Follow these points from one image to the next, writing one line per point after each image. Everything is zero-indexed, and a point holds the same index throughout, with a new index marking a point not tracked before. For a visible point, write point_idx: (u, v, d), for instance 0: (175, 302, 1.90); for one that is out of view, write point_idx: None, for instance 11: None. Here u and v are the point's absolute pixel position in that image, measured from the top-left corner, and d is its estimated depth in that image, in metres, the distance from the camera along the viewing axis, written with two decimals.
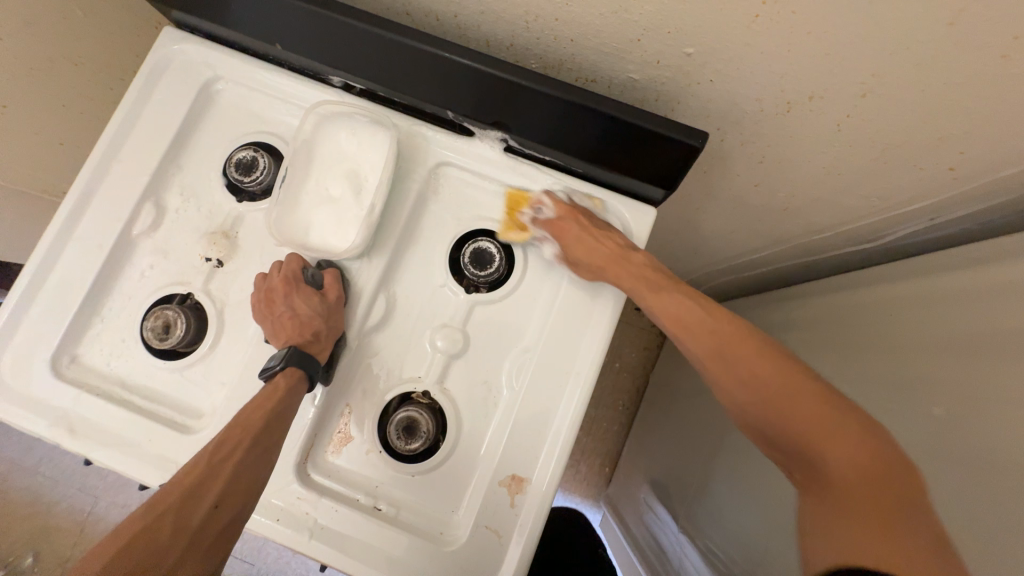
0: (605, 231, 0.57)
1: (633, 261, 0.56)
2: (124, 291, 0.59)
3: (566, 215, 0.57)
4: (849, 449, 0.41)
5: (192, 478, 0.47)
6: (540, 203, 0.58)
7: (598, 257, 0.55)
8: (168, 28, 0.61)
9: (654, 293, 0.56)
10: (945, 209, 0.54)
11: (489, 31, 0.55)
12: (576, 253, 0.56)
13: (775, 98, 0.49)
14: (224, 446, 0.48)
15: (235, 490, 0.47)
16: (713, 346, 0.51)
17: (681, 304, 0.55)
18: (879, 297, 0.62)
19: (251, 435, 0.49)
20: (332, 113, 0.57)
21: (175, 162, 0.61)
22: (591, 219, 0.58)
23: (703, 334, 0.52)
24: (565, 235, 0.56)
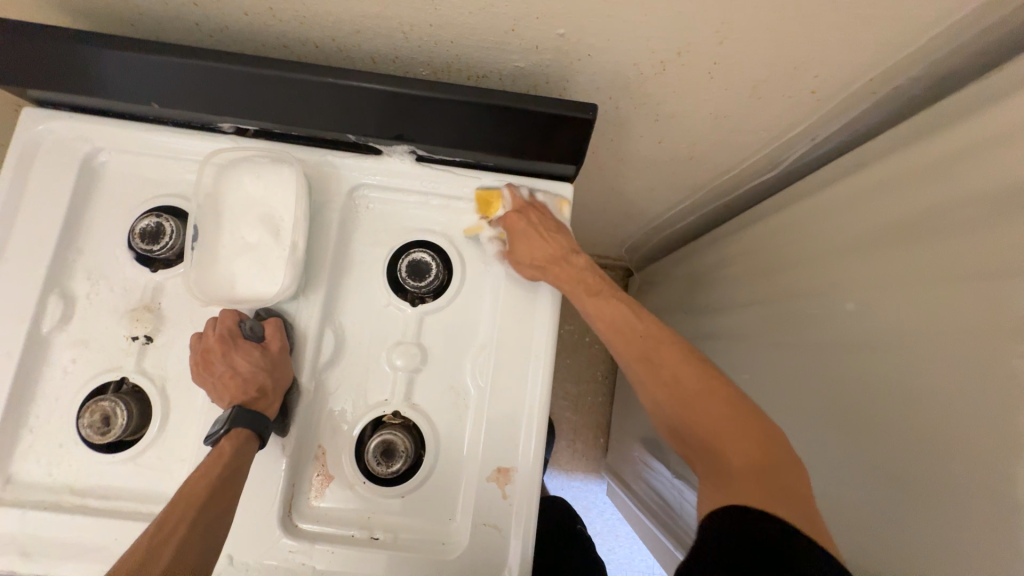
0: (554, 229, 0.58)
1: (572, 262, 0.58)
2: (48, 393, 0.55)
3: (518, 211, 0.58)
4: (740, 444, 0.45)
5: (128, 564, 0.42)
6: (501, 205, 0.59)
7: (539, 253, 0.57)
8: (29, 108, 0.57)
9: (593, 298, 0.58)
10: (820, 127, 0.60)
11: (371, 48, 0.55)
12: (520, 250, 0.57)
13: (649, 60, 0.52)
14: (169, 522, 0.45)
15: (184, 564, 0.44)
16: (640, 350, 0.54)
17: (621, 313, 0.57)
18: (792, 217, 0.68)
19: (195, 508, 0.46)
20: (230, 160, 0.55)
21: (73, 247, 0.57)
22: (543, 216, 0.58)
23: (629, 341, 0.55)
24: (514, 231, 0.57)
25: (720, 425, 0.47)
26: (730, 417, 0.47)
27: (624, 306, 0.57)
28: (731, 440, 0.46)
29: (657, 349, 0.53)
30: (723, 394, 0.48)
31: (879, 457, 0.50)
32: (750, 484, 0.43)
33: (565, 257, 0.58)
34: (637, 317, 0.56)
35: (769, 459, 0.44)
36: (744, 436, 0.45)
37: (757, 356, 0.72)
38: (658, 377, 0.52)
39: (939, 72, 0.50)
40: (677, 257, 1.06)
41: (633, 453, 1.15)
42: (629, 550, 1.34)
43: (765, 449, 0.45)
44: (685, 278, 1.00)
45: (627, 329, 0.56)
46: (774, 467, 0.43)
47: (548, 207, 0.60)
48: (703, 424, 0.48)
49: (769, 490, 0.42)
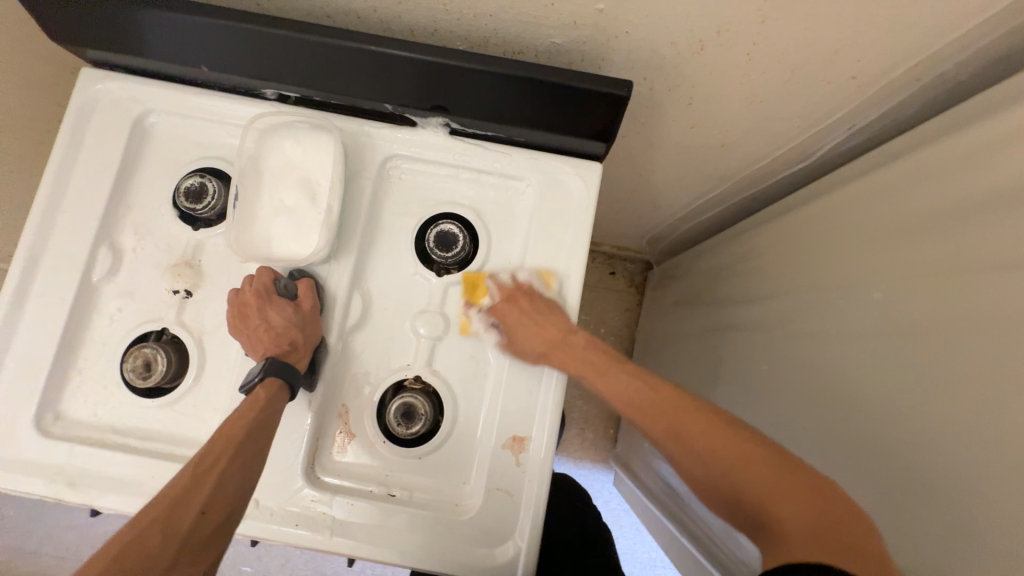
0: (548, 311, 0.57)
1: (572, 342, 0.57)
2: (95, 338, 0.59)
3: (509, 301, 0.58)
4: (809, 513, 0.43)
5: (177, 488, 0.46)
6: (489, 285, 0.59)
7: (539, 341, 0.57)
8: (88, 68, 0.60)
9: (599, 376, 0.56)
10: (859, 116, 0.59)
11: (410, 20, 0.57)
12: (520, 340, 0.57)
13: (687, 39, 0.52)
14: (210, 455, 0.48)
15: (224, 495, 0.47)
16: (664, 425, 0.51)
17: (632, 385, 0.55)
18: (823, 208, 0.66)
19: (237, 442, 0.49)
20: (271, 125, 0.57)
21: (123, 202, 0.61)
22: (533, 300, 0.58)
23: (651, 412, 0.53)
24: (509, 324, 0.57)
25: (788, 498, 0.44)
26: (796, 487, 0.44)
27: (635, 379, 0.55)
28: (786, 499, 0.44)
29: (684, 423, 0.50)
30: (762, 460, 0.46)
31: (900, 449, 0.50)
32: (819, 542, 0.41)
33: (566, 340, 0.57)
34: (651, 387, 0.54)
35: (842, 517, 0.42)
36: (798, 496, 0.43)
37: (778, 349, 0.71)
38: (690, 451, 0.49)
39: (991, 58, 0.48)
40: (699, 249, 1.04)
41: (644, 444, 1.16)
42: (634, 541, 1.35)
43: (817, 497, 0.43)
44: (707, 271, 0.99)
45: (648, 407, 0.53)
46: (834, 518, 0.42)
47: (575, 184, 0.61)
48: (751, 480, 0.45)
49: (839, 547, 0.40)
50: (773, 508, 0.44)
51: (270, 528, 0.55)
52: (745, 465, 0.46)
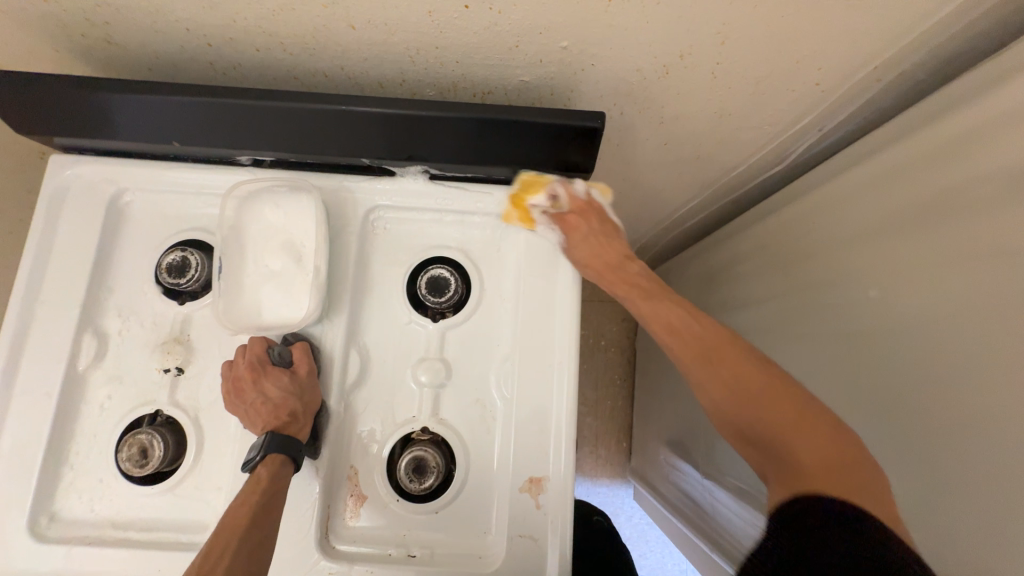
0: (609, 234, 0.61)
1: (627, 266, 0.60)
2: (86, 429, 0.56)
3: (580, 213, 0.60)
4: (815, 440, 0.44)
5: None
6: (551, 189, 0.58)
7: (592, 255, 0.59)
8: (57, 155, 0.59)
9: (643, 297, 0.58)
10: (827, 118, 0.61)
11: (378, 74, 0.57)
12: (577, 247, 0.59)
13: (652, 64, 0.53)
14: (212, 555, 0.46)
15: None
16: (693, 348, 0.52)
17: (675, 313, 0.55)
18: (805, 207, 0.67)
19: (238, 535, 0.47)
20: (250, 192, 0.57)
21: (104, 285, 0.59)
22: (601, 217, 0.61)
23: (685, 341, 0.53)
24: (572, 233, 0.59)
25: (783, 424, 0.46)
26: (807, 419, 0.45)
27: (680, 309, 0.55)
28: (795, 432, 0.45)
29: (718, 351, 0.51)
30: (784, 394, 0.47)
31: (914, 445, 0.50)
32: (828, 474, 0.42)
33: (619, 262, 0.60)
34: (695, 318, 0.54)
35: (851, 450, 0.43)
36: (813, 428, 0.45)
37: (780, 351, 0.71)
38: (722, 381, 0.50)
39: (945, 54, 0.50)
40: (688, 256, 1.05)
41: (659, 455, 1.14)
42: (661, 554, 1.32)
43: (834, 442, 0.44)
44: (699, 276, 1.00)
45: (682, 330, 0.54)
46: (846, 463, 0.42)
47: None
48: (773, 416, 0.46)
49: (847, 479, 0.42)
50: (782, 438, 0.46)
51: None
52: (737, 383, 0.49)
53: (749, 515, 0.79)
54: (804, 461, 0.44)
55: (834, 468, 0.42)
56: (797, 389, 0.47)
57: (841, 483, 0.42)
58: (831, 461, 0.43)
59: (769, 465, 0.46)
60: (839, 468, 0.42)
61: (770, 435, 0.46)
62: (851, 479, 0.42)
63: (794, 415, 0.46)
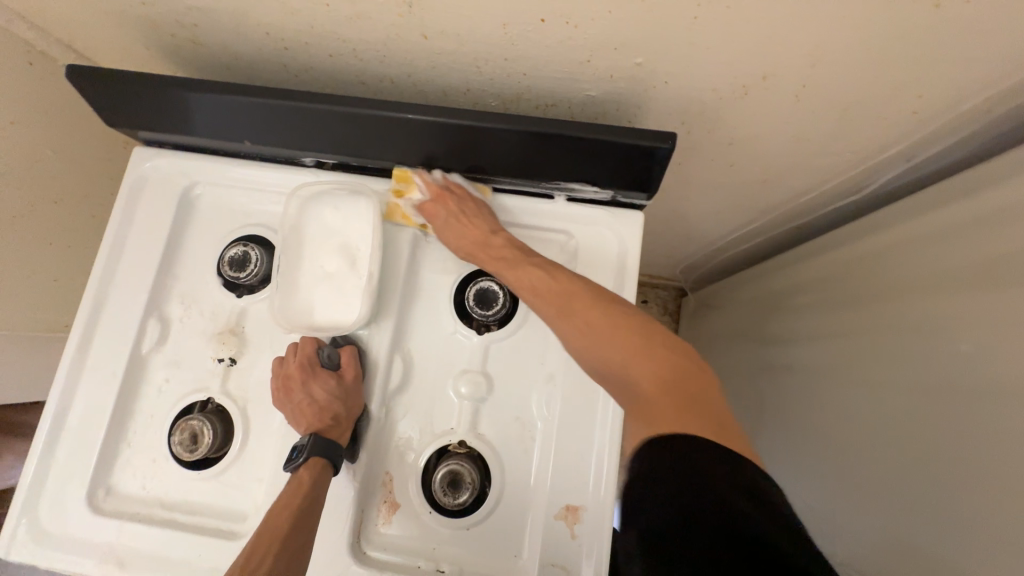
0: (475, 208, 0.58)
1: (493, 241, 0.57)
2: (144, 409, 0.59)
3: (438, 200, 0.57)
4: (656, 368, 0.45)
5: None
6: (416, 185, 0.58)
7: (463, 241, 0.57)
8: (139, 147, 0.63)
9: (510, 268, 0.55)
10: (920, 149, 0.56)
11: (443, 82, 0.57)
12: (447, 235, 0.57)
13: (730, 85, 0.51)
14: (255, 556, 0.46)
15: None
16: (557, 309, 0.51)
17: (536, 274, 0.53)
18: (884, 242, 0.62)
19: (278, 543, 0.47)
20: (312, 193, 0.58)
21: (171, 273, 0.62)
22: (463, 200, 0.57)
23: (543, 298, 0.52)
24: (433, 223, 0.57)
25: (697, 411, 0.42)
26: (657, 370, 0.45)
27: (540, 269, 0.54)
28: (642, 371, 0.46)
29: (569, 309, 0.51)
30: (639, 346, 0.47)
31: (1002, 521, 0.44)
32: (666, 415, 0.42)
33: (484, 241, 0.56)
34: (551, 277, 0.53)
35: (701, 396, 0.43)
36: (660, 371, 0.45)
37: (843, 394, 0.66)
38: (594, 336, 0.49)
39: None
40: (740, 280, 1.00)
41: None
42: None
43: (684, 390, 0.43)
44: (750, 303, 0.95)
45: (558, 300, 0.51)
46: (694, 403, 0.42)
47: (616, 236, 0.59)
48: (631, 364, 0.47)
49: (694, 415, 0.41)
50: (645, 395, 0.45)
51: None
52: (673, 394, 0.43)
53: None
54: (653, 399, 0.44)
55: (682, 399, 0.43)
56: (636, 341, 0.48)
57: (733, 448, 0.40)
58: (687, 406, 0.42)
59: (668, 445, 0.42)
60: (689, 401, 0.42)
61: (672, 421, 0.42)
62: (683, 403, 0.42)
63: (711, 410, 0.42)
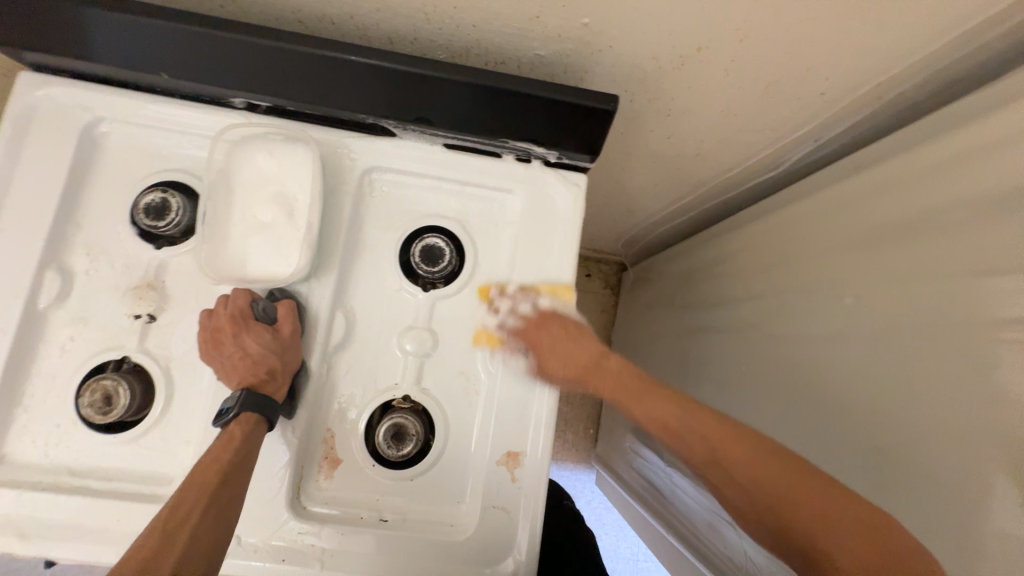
0: (580, 335, 0.58)
1: (604, 366, 0.56)
2: (44, 371, 0.53)
3: (539, 323, 0.58)
4: (843, 525, 0.43)
5: (143, 552, 0.41)
6: (497, 294, 0.59)
7: (572, 364, 0.57)
8: (25, 72, 0.54)
9: (634, 403, 0.54)
10: (824, 130, 0.63)
11: (389, 28, 0.55)
12: (550, 364, 0.57)
13: (668, 54, 0.53)
14: (183, 507, 0.45)
15: (197, 554, 0.43)
16: (701, 456, 0.51)
17: (625, 377, 0.56)
18: (792, 215, 0.70)
19: (208, 495, 0.46)
20: (242, 137, 0.54)
21: (73, 220, 0.55)
22: (563, 323, 0.58)
23: (643, 404, 0.54)
24: (538, 344, 0.57)
25: (768, 481, 0.47)
26: (810, 495, 0.45)
27: (627, 371, 0.56)
28: (819, 522, 0.44)
29: (724, 449, 0.49)
30: (782, 467, 0.46)
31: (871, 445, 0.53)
32: (864, 560, 0.42)
33: (598, 363, 0.56)
34: (681, 407, 0.52)
35: (888, 540, 0.42)
36: (826, 516, 0.44)
37: (754, 351, 0.74)
38: (747, 500, 0.48)
39: (942, 80, 0.53)
40: (672, 253, 1.08)
41: (624, 443, 1.17)
42: (616, 538, 1.36)
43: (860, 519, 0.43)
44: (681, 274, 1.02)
45: (681, 430, 0.51)
46: (874, 539, 0.42)
47: (563, 199, 0.60)
48: (780, 509, 0.46)
49: (885, 557, 0.42)
50: (807, 522, 0.45)
51: (255, 564, 0.51)
52: (728, 473, 0.49)
53: (709, 504, 0.81)
54: (839, 561, 0.43)
55: (868, 551, 0.42)
56: (795, 459, 0.47)
57: (872, 552, 0.42)
58: (869, 545, 0.42)
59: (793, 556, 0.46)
60: (878, 542, 0.42)
61: (763, 494, 0.47)
62: (875, 541, 0.42)
63: (795, 490, 0.45)
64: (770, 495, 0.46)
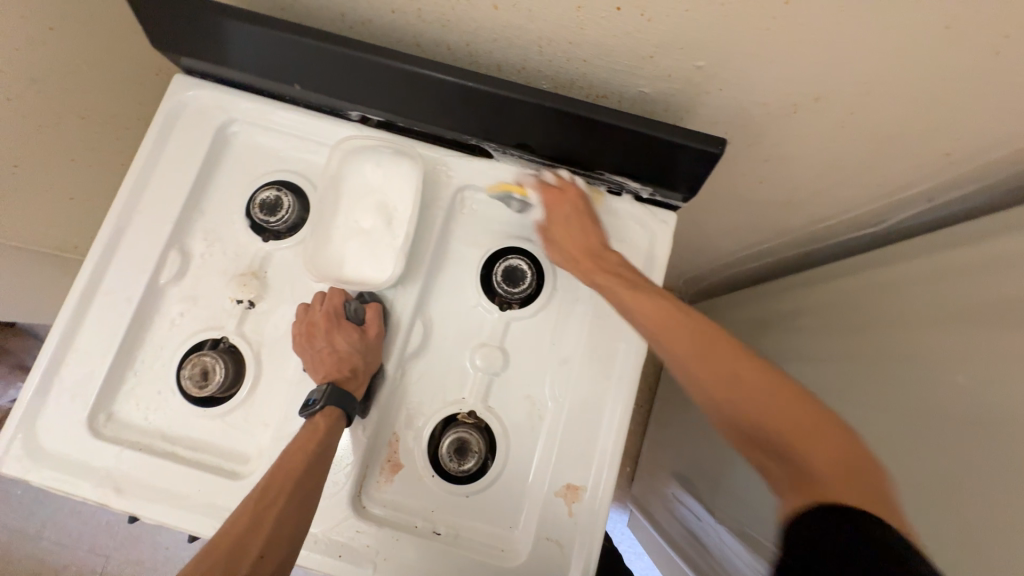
0: (597, 232, 0.56)
1: (609, 259, 0.54)
2: (155, 341, 0.58)
3: (562, 192, 0.57)
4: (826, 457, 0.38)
5: (240, 526, 0.46)
6: (523, 181, 0.59)
7: (578, 245, 0.56)
8: (179, 75, 0.61)
9: (629, 291, 0.51)
10: (940, 191, 0.59)
11: (500, 56, 0.57)
12: (559, 239, 0.56)
13: (781, 101, 0.52)
14: (272, 489, 0.48)
15: (282, 534, 0.47)
16: (694, 346, 0.45)
17: (661, 305, 0.49)
18: (890, 275, 0.65)
19: (291, 482, 0.49)
20: (355, 147, 0.57)
21: (198, 208, 0.61)
22: (581, 202, 0.57)
23: (680, 340, 0.46)
24: (556, 224, 0.57)
25: (761, 403, 0.41)
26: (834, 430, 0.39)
27: (664, 300, 0.49)
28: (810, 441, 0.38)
29: (705, 360, 0.44)
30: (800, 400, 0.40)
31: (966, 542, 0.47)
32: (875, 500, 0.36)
33: (599, 255, 0.55)
34: (679, 310, 0.48)
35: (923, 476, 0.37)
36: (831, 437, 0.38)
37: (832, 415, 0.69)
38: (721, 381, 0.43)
39: None
40: (740, 298, 1.03)
41: (666, 489, 1.12)
42: None
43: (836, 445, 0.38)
44: (748, 321, 0.97)
45: (677, 328, 0.46)
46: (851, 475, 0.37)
47: (649, 234, 0.60)
48: (773, 423, 0.40)
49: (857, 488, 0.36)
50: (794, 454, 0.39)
51: (312, 556, 0.53)
52: (732, 379, 0.43)
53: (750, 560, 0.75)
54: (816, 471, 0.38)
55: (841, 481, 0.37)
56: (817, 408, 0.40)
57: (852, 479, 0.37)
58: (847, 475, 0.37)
59: (779, 472, 0.40)
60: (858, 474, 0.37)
61: (746, 415, 0.41)
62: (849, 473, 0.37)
63: (808, 421, 0.39)
64: (758, 415, 0.41)
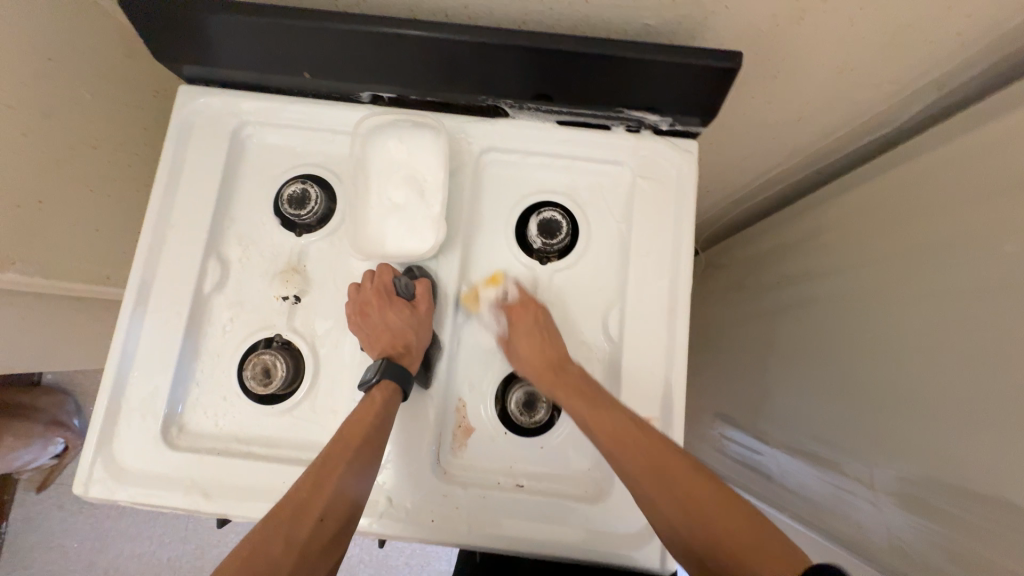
0: (555, 336, 0.56)
1: (569, 370, 0.55)
2: (211, 350, 0.59)
3: (526, 305, 0.57)
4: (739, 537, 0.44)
5: (300, 493, 0.48)
6: (506, 287, 0.59)
7: (538, 359, 0.54)
8: (184, 86, 0.61)
9: (591, 408, 0.52)
10: (952, 76, 0.60)
11: (501, 15, 0.57)
12: (519, 347, 0.55)
13: (789, 9, 0.53)
14: (331, 459, 0.49)
15: (340, 501, 0.48)
16: (645, 465, 0.50)
17: (623, 426, 0.51)
18: (909, 172, 0.66)
19: (352, 449, 0.50)
20: (376, 126, 0.58)
21: (227, 215, 0.61)
22: (547, 316, 0.57)
23: (633, 453, 0.50)
24: (516, 328, 0.56)
25: (705, 506, 0.47)
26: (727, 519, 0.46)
27: (624, 419, 0.52)
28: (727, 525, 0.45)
29: (665, 464, 0.49)
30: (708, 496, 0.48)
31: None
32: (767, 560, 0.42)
33: (559, 364, 0.55)
34: (638, 429, 0.51)
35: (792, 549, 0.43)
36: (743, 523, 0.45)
37: (870, 320, 0.69)
38: (665, 491, 0.49)
39: None
40: (750, 233, 1.03)
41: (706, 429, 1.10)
42: None
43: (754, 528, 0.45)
44: (760, 253, 0.98)
45: (630, 445, 0.50)
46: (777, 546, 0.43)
47: (676, 166, 0.61)
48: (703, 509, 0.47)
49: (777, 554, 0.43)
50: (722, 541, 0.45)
51: (405, 525, 0.54)
52: (686, 498, 0.48)
53: (825, 476, 0.75)
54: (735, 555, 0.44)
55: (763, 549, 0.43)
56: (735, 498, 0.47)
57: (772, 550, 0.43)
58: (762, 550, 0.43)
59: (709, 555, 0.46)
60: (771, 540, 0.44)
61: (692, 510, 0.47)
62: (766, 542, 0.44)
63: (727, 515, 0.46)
64: (702, 523, 0.47)
